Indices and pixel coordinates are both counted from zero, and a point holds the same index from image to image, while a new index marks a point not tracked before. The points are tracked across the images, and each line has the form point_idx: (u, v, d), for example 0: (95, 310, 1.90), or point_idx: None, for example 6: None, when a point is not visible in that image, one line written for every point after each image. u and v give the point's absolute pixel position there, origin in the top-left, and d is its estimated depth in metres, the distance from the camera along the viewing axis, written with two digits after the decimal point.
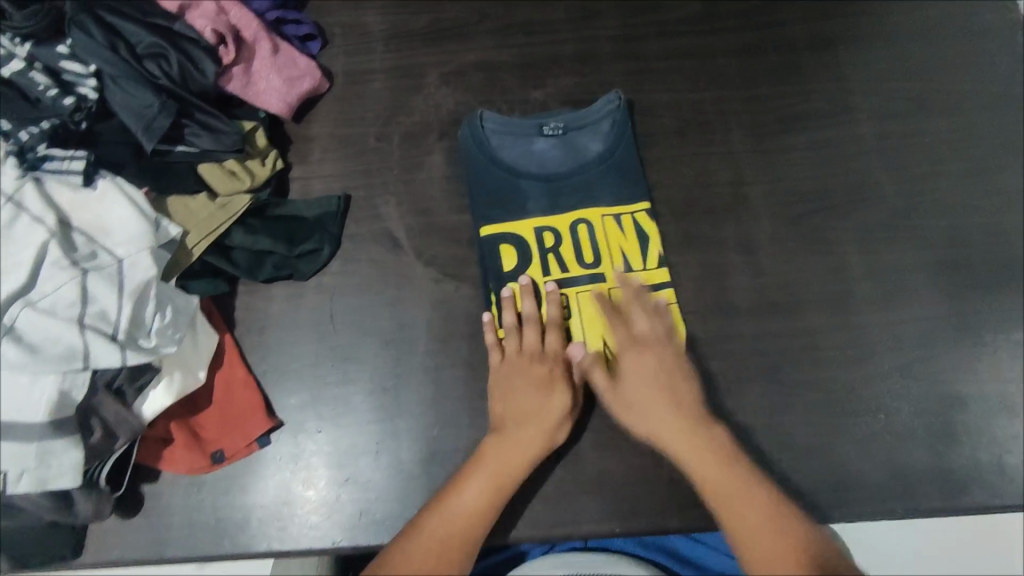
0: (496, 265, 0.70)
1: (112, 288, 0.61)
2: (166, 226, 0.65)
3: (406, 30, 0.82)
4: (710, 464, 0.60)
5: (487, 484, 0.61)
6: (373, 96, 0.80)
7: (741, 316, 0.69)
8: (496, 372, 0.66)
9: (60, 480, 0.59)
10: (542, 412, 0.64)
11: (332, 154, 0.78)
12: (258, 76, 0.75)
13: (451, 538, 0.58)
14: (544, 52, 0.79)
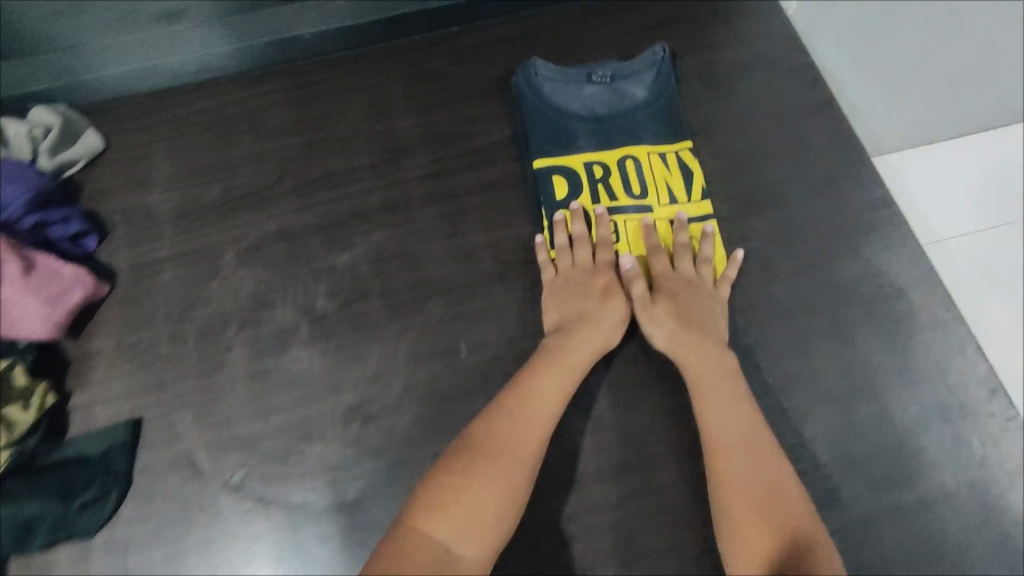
0: (551, 195, 0.71)
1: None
2: None
3: (197, 205, 0.75)
4: (723, 386, 0.61)
5: (551, 394, 0.61)
6: (162, 290, 0.70)
7: (589, 483, 0.63)
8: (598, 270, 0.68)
9: None
10: (599, 315, 0.65)
11: (116, 370, 0.67)
12: (8, 303, 0.61)
13: (523, 432, 0.58)
14: (349, 206, 0.74)
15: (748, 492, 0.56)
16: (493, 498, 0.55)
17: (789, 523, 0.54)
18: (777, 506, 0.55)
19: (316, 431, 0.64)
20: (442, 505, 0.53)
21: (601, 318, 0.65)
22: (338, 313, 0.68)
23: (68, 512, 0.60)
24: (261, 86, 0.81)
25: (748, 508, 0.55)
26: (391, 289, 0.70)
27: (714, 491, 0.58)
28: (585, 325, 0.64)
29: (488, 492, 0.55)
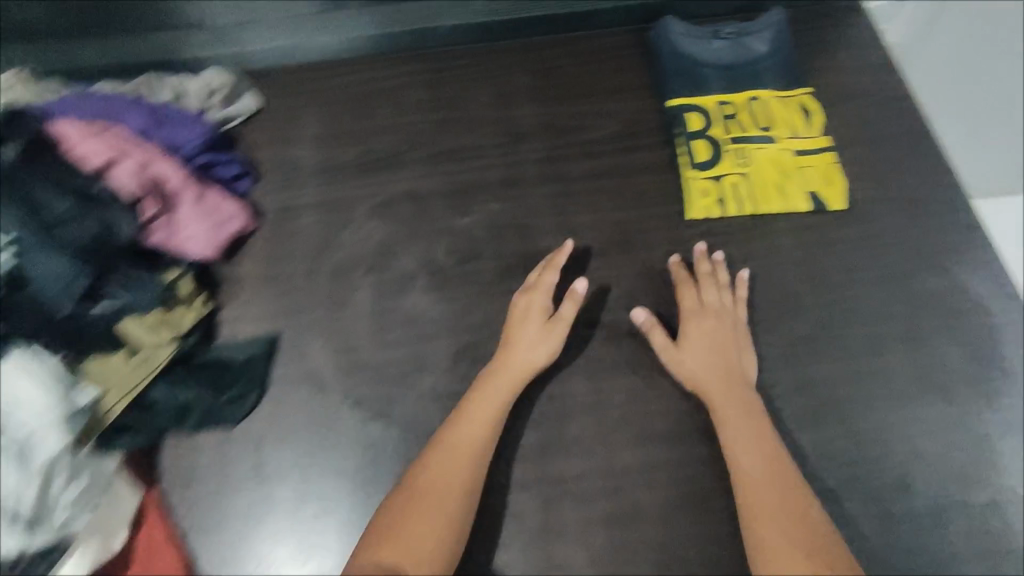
0: (683, 127, 0.84)
1: (23, 476, 0.55)
2: (78, 392, 0.61)
3: (338, 163, 0.85)
4: (750, 418, 0.65)
5: (476, 426, 0.64)
6: (302, 231, 0.80)
7: (672, 443, 0.69)
8: (536, 296, 0.71)
9: None
10: (513, 353, 0.68)
11: (259, 294, 0.77)
12: (182, 223, 0.74)
13: (457, 448, 0.63)
14: (471, 177, 0.83)
15: (771, 493, 0.60)
16: (450, 491, 0.61)
17: (799, 505, 0.59)
18: (779, 496, 0.60)
19: (430, 365, 0.72)
20: (416, 517, 0.59)
21: (527, 354, 0.68)
22: (455, 268, 0.77)
23: (217, 403, 0.69)
24: (398, 68, 0.91)
25: (783, 514, 0.59)
26: (502, 252, 0.78)
27: (742, 500, 0.62)
28: (502, 362, 0.68)
29: (436, 491, 0.60)
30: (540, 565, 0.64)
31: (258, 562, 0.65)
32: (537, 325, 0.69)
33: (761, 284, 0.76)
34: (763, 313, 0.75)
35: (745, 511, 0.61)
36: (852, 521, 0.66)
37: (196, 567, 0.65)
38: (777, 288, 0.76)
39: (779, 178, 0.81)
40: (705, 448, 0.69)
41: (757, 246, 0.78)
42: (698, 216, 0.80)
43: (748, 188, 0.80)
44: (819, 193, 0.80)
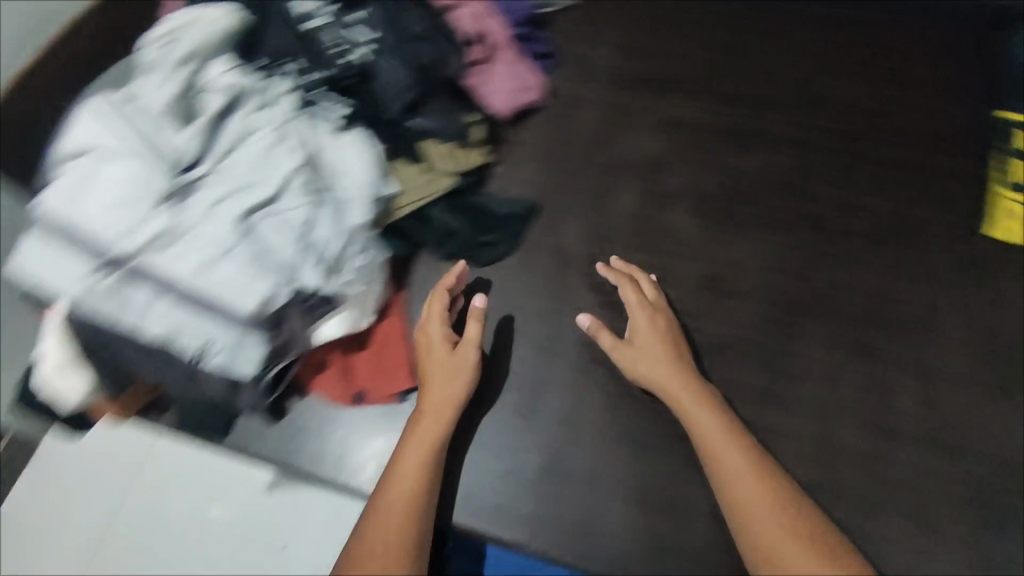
0: (1006, 142, 0.77)
1: (333, 229, 0.63)
2: (387, 182, 0.68)
3: (634, 71, 0.86)
4: (732, 442, 0.59)
5: (444, 420, 0.63)
6: (585, 122, 0.84)
7: (903, 444, 0.65)
8: (448, 360, 0.65)
9: (242, 368, 0.60)
10: (435, 360, 0.65)
11: (532, 163, 0.81)
12: (494, 78, 0.79)
13: (401, 494, 0.58)
14: (759, 125, 0.81)
15: (777, 528, 0.55)
16: (401, 504, 0.58)
17: (813, 545, 0.54)
18: (779, 530, 0.55)
19: (672, 280, 0.74)
20: (387, 508, 0.58)
21: (447, 394, 0.64)
22: (719, 202, 0.77)
23: (475, 242, 0.74)
24: (715, 0, 0.90)
25: (787, 545, 0.54)
26: (771, 204, 0.76)
27: (747, 547, 0.55)
28: (445, 376, 0.65)
29: (410, 478, 0.59)
30: None
31: None
32: (473, 355, 0.66)
33: None
34: None
35: (750, 538, 0.55)
36: None
37: None
38: None
39: None
40: (936, 463, 0.64)
41: None
42: (994, 234, 0.73)
43: None
44: None
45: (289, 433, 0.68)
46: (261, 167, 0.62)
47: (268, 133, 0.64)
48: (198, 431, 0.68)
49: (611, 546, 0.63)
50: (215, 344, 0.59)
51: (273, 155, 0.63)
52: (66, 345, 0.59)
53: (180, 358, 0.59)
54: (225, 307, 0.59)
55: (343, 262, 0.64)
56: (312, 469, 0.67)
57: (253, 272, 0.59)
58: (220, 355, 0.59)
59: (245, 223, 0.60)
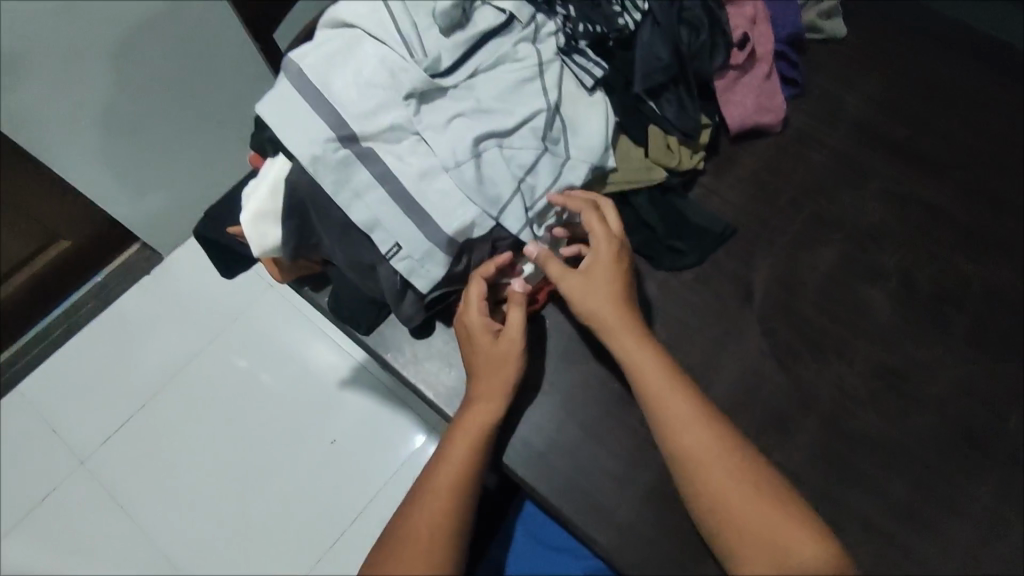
0: None
1: (548, 182, 0.63)
2: (608, 156, 0.67)
3: (878, 131, 0.80)
4: (705, 439, 0.57)
5: (489, 409, 0.61)
6: (810, 164, 0.78)
7: None
8: (491, 355, 0.62)
9: (419, 281, 0.61)
10: (477, 353, 0.63)
11: (743, 185, 0.77)
12: (740, 88, 0.75)
13: (441, 490, 0.59)
14: (999, 236, 0.74)
15: (758, 533, 0.54)
16: (440, 499, 0.59)
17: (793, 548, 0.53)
18: (764, 531, 0.54)
19: (849, 358, 0.68)
20: (430, 497, 0.59)
21: (492, 380, 0.62)
22: (927, 298, 0.71)
23: (659, 245, 0.72)
24: (997, 89, 0.82)
25: (764, 548, 0.54)
26: (983, 322, 0.70)
27: (723, 541, 0.55)
28: (485, 375, 0.62)
29: (448, 475, 0.60)
30: None
31: (605, 382, 0.68)
32: (515, 343, 0.62)
33: None
34: None
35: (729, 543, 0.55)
36: None
37: (560, 343, 0.69)
38: None
39: None
40: None
41: None
42: None
43: None
44: None
45: (425, 352, 0.68)
46: (508, 96, 0.62)
47: (527, 66, 0.64)
48: (345, 317, 0.68)
49: None
50: (406, 249, 0.60)
51: (522, 91, 0.63)
52: (275, 197, 0.61)
53: (371, 249, 0.61)
54: (432, 218, 0.59)
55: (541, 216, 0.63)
56: (434, 396, 0.67)
57: (466, 193, 0.59)
58: (406, 261, 0.60)
59: (476, 143, 0.60)
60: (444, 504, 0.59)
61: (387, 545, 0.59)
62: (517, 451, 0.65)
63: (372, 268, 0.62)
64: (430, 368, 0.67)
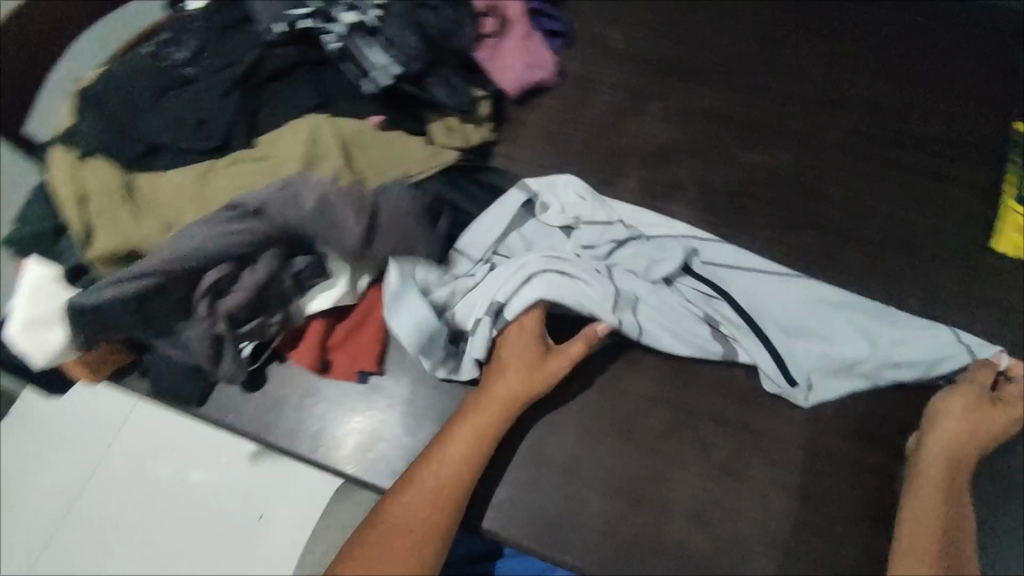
0: (1016, 159, 0.77)
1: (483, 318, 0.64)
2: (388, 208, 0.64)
3: (648, 54, 0.83)
4: (943, 517, 0.58)
5: (497, 419, 0.60)
6: (595, 104, 0.80)
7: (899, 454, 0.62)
8: (492, 399, 0.61)
9: (227, 348, 0.62)
10: (534, 372, 0.61)
11: (538, 144, 0.78)
12: (503, 52, 0.76)
13: (440, 486, 0.58)
14: (774, 121, 0.79)
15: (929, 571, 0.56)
16: (440, 492, 0.57)
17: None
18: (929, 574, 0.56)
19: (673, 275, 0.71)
20: (421, 489, 0.58)
21: (509, 392, 0.61)
22: (726, 197, 0.76)
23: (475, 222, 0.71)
24: None
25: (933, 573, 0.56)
26: (776, 205, 0.76)
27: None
28: (522, 384, 0.61)
29: (421, 505, 0.57)
30: (713, 499, 0.61)
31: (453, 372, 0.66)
32: (546, 371, 0.61)
33: None
34: None
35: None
36: None
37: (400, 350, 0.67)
38: None
39: None
40: None
41: None
42: (1004, 246, 0.73)
43: None
44: None
45: (266, 406, 0.65)
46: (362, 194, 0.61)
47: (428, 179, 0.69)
48: (171, 398, 0.64)
49: (589, 539, 0.60)
50: (206, 327, 0.60)
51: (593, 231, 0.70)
52: (34, 301, 0.58)
53: (167, 327, 0.60)
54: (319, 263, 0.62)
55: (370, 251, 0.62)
56: (292, 447, 0.64)
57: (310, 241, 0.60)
58: (206, 333, 0.60)
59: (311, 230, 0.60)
60: (413, 530, 0.56)
61: (347, 555, 0.57)
62: (387, 474, 0.63)
63: (174, 339, 0.60)
64: (280, 420, 0.65)
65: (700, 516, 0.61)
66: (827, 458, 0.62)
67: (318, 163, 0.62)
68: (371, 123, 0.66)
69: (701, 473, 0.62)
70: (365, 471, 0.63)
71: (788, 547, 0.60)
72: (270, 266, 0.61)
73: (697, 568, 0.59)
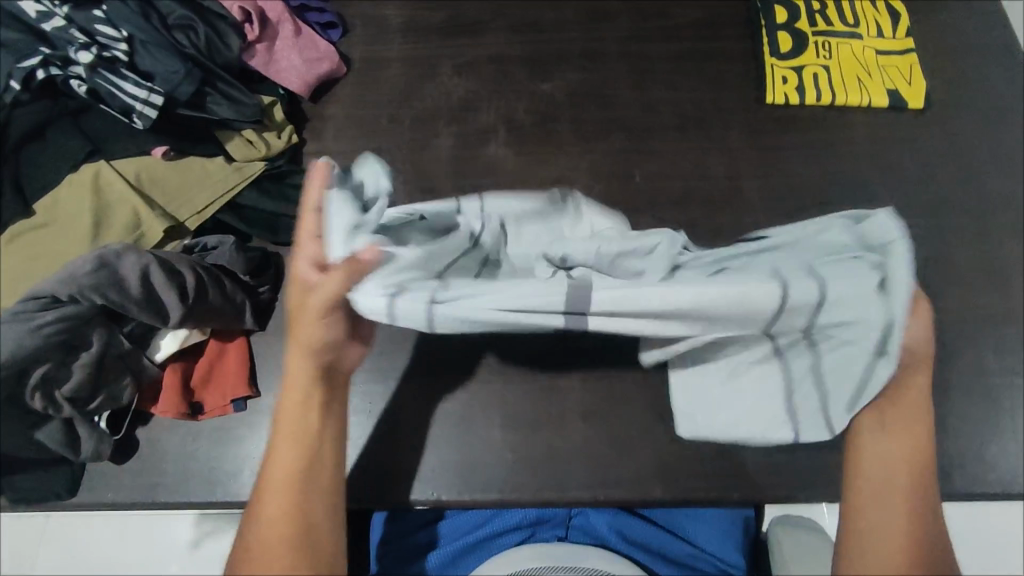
0: (769, 17, 0.84)
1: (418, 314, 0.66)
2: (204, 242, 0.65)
3: (424, 22, 0.85)
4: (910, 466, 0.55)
5: (294, 381, 0.56)
6: (388, 81, 0.82)
7: None
8: (294, 372, 0.56)
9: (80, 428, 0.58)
10: (298, 334, 0.55)
11: (346, 133, 0.79)
12: (279, 55, 0.76)
13: (285, 477, 0.55)
14: (554, 48, 0.84)
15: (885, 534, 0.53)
16: (286, 489, 0.55)
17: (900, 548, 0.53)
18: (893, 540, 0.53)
19: None
20: (269, 500, 0.55)
21: (300, 346, 0.55)
22: (533, 127, 0.80)
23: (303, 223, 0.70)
24: None
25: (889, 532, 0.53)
26: (580, 120, 0.80)
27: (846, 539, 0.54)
28: (298, 346, 0.55)
29: (285, 482, 0.55)
30: (601, 396, 0.64)
31: None
32: (325, 330, 0.54)
33: (832, 169, 0.77)
34: (833, 193, 0.76)
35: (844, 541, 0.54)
36: None
37: (267, 367, 0.66)
38: (846, 176, 0.76)
39: (860, 72, 0.81)
40: None
41: (829, 135, 0.79)
42: (778, 100, 0.80)
43: (818, 75, 0.81)
44: (898, 91, 0.79)
45: (143, 470, 0.62)
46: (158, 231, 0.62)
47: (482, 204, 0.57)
48: (35, 496, 0.59)
49: (500, 474, 0.62)
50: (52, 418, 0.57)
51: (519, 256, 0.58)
52: None
53: (11, 432, 0.57)
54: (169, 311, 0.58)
55: (202, 298, 0.60)
56: (185, 499, 0.61)
57: (150, 292, 0.57)
58: (54, 424, 0.57)
59: (133, 285, 0.56)
60: (286, 503, 0.54)
61: (234, 565, 0.55)
62: None
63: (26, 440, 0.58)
64: (163, 478, 0.62)
65: (597, 414, 0.64)
66: None
67: (108, 227, 0.61)
68: (156, 156, 0.64)
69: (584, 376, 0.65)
70: None
71: None
72: (102, 339, 0.57)
73: (603, 460, 0.62)
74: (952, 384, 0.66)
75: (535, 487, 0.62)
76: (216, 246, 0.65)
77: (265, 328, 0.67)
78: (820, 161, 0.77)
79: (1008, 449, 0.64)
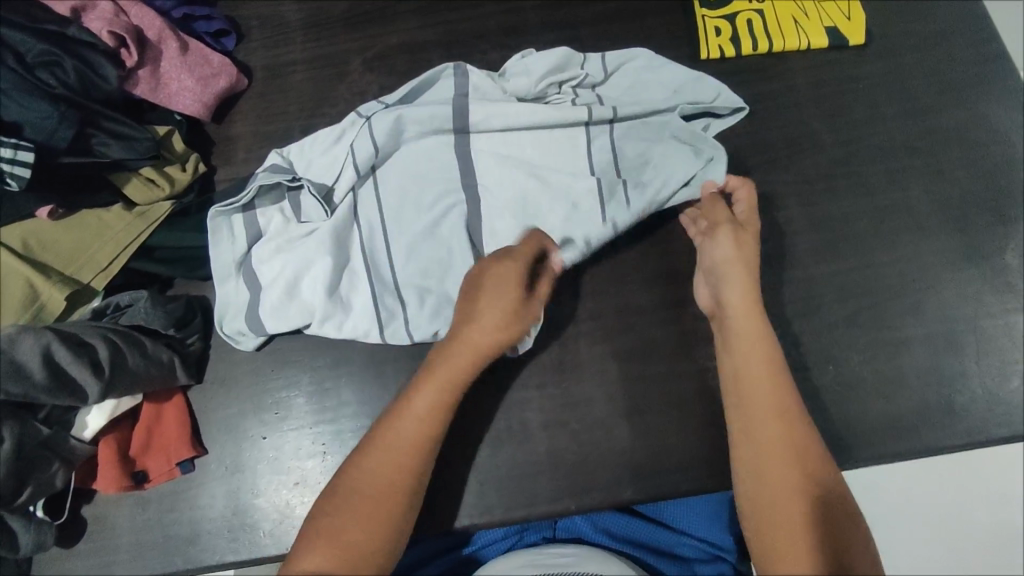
0: None
1: (368, 318, 0.62)
2: (117, 302, 0.60)
3: (326, 16, 0.78)
4: (772, 418, 0.54)
5: (441, 377, 0.56)
6: (295, 88, 0.75)
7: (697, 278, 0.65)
8: (454, 356, 0.57)
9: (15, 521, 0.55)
10: (500, 320, 0.58)
11: (257, 152, 0.73)
12: (167, 77, 0.69)
13: (390, 460, 0.54)
14: (470, 26, 0.77)
15: (782, 505, 0.51)
16: (387, 470, 0.53)
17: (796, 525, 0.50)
18: (791, 511, 0.51)
19: None
20: (366, 475, 0.53)
21: (488, 324, 0.57)
22: None
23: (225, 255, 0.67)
24: None
25: (786, 500, 0.51)
26: None
27: (762, 534, 0.51)
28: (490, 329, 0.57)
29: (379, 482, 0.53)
30: (561, 402, 0.62)
31: (270, 415, 0.62)
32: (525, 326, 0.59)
33: (776, 122, 0.73)
34: (779, 148, 0.72)
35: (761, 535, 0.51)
36: (852, 351, 0.64)
37: (209, 422, 0.63)
38: (791, 128, 0.73)
39: (796, 12, 0.76)
40: None
41: (770, 85, 0.74)
42: (713, 55, 0.75)
43: (753, 21, 0.75)
44: (838, 28, 0.75)
45: (96, 549, 0.59)
46: (61, 297, 0.58)
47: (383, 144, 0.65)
48: None
49: (468, 499, 0.60)
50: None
51: (431, 150, 0.67)
52: None
53: None
54: (88, 389, 0.54)
55: (120, 367, 0.56)
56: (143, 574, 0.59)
57: (60, 373, 0.53)
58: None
59: (37, 369, 0.52)
60: (389, 481, 0.53)
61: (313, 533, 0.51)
62: (255, 545, 0.59)
63: None
64: (118, 554, 0.59)
65: (559, 421, 0.62)
66: (641, 311, 0.64)
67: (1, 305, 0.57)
68: (41, 217, 0.58)
69: (540, 384, 0.63)
70: (233, 554, 0.59)
71: (638, 408, 0.61)
72: (15, 433, 0.53)
73: (569, 469, 0.60)
74: (914, 337, 0.65)
75: (505, 507, 0.60)
76: (129, 304, 0.60)
77: (201, 381, 0.64)
78: (763, 116, 0.73)
79: (973, 397, 0.63)
